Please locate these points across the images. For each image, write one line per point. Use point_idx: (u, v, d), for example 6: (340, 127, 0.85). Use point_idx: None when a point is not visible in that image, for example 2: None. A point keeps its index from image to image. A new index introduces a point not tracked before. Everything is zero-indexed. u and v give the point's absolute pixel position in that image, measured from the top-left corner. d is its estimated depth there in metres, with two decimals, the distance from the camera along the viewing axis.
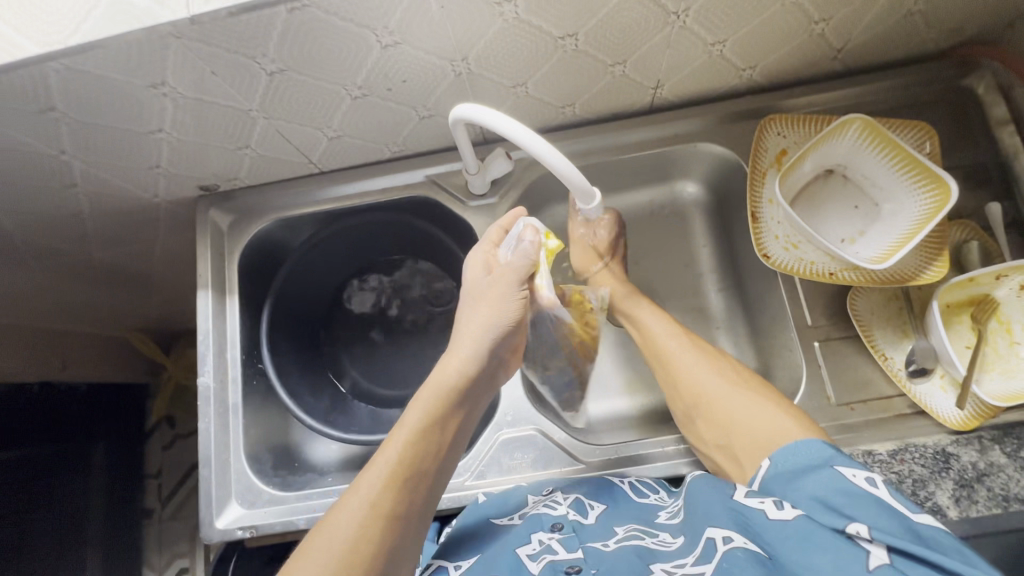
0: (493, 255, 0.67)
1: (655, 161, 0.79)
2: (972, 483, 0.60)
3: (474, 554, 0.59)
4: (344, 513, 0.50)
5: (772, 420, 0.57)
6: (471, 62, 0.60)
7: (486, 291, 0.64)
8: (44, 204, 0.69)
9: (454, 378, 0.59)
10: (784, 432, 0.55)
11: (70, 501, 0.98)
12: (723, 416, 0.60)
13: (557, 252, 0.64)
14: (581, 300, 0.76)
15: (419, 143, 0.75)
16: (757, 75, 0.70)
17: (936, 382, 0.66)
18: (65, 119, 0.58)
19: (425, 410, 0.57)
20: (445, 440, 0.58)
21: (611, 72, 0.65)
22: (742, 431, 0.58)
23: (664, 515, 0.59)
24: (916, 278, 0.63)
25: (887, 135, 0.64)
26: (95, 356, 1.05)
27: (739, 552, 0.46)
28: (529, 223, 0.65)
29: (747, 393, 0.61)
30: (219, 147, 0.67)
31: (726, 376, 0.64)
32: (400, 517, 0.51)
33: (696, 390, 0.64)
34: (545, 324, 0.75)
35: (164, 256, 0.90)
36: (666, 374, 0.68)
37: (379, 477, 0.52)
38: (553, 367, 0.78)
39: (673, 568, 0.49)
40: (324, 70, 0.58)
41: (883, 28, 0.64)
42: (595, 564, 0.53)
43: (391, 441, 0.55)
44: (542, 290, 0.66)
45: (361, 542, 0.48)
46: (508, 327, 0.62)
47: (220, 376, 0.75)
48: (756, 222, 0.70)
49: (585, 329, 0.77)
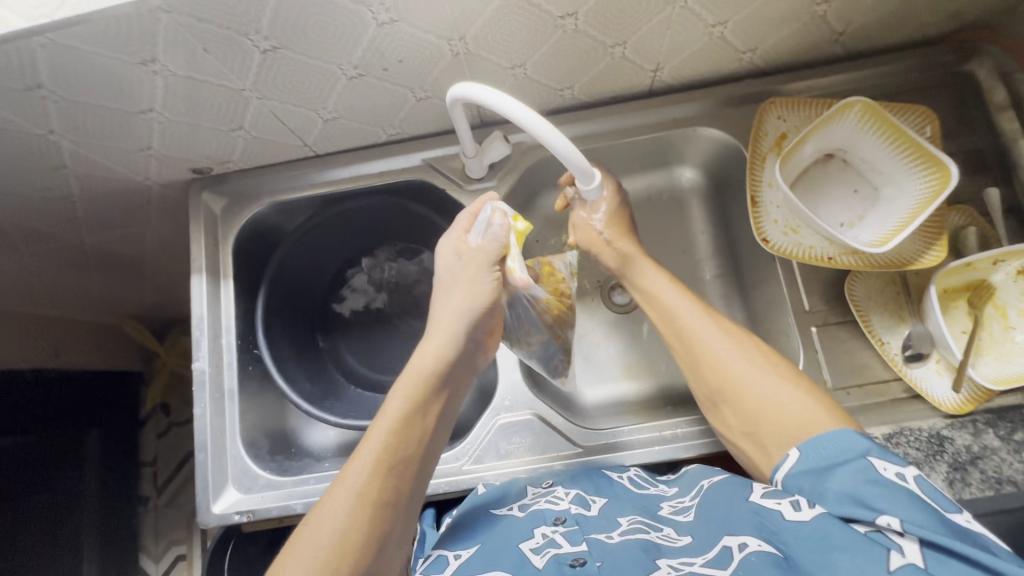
0: (463, 242, 0.64)
1: (654, 145, 0.79)
2: (965, 466, 0.61)
3: (475, 543, 0.58)
4: (334, 504, 0.51)
5: (805, 408, 0.54)
6: (469, 42, 0.59)
7: (460, 276, 0.61)
8: (32, 186, 0.68)
9: (432, 364, 0.59)
10: (815, 422, 0.52)
11: (64, 488, 0.97)
12: (750, 402, 0.57)
13: (527, 234, 0.62)
14: (551, 271, 0.74)
15: (416, 126, 0.74)
16: (757, 59, 0.70)
17: (932, 367, 0.66)
18: (53, 97, 0.57)
19: (406, 396, 0.57)
20: (428, 425, 0.57)
21: (611, 53, 0.64)
22: (771, 420, 0.55)
23: (668, 510, 0.59)
24: (914, 263, 0.63)
25: (888, 117, 0.63)
26: (88, 343, 1.04)
27: (754, 557, 0.45)
28: (497, 206, 0.63)
29: (778, 378, 0.57)
30: (211, 127, 0.66)
31: (752, 357, 0.59)
32: (388, 504, 0.52)
33: (722, 374, 0.59)
34: (521, 305, 0.68)
35: (156, 241, 0.89)
36: (687, 355, 0.63)
37: (366, 465, 0.52)
38: (535, 343, 0.72)
39: (681, 565, 0.47)
40: (318, 48, 0.57)
41: (885, 11, 0.64)
42: (599, 556, 0.51)
43: (373, 431, 0.55)
44: (513, 272, 0.62)
45: (349, 533, 0.49)
46: (484, 311, 0.60)
47: (216, 362, 0.74)
48: (755, 206, 0.70)
49: (560, 298, 0.73)
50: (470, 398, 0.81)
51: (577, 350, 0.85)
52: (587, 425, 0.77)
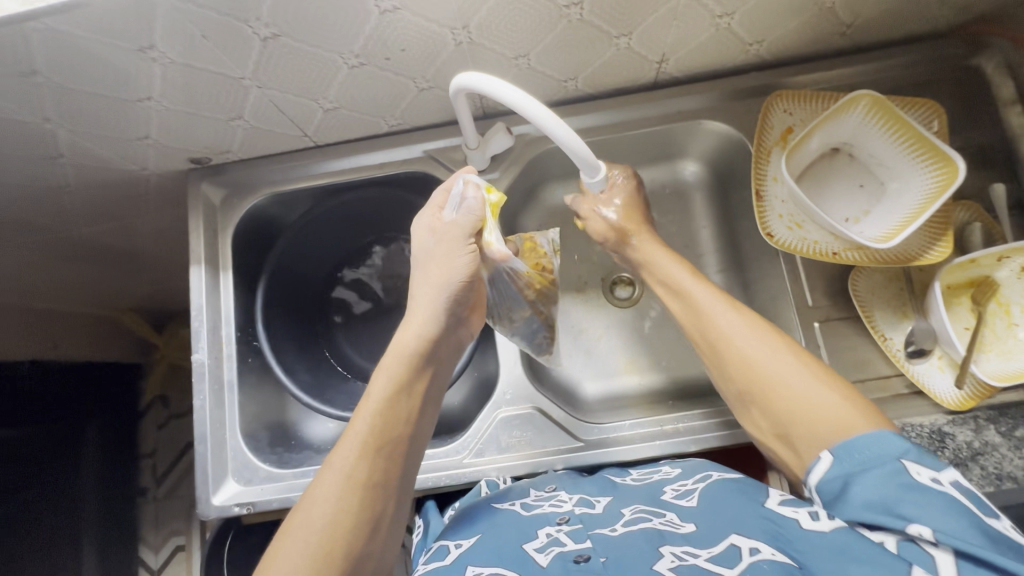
0: (438, 218, 0.63)
1: (658, 138, 0.78)
2: (966, 462, 0.61)
3: (474, 533, 0.58)
4: (323, 487, 0.51)
5: (840, 410, 0.51)
6: (472, 31, 0.58)
7: (434, 253, 0.62)
8: (29, 175, 0.67)
9: (415, 343, 0.59)
10: (849, 425, 0.50)
11: (63, 478, 0.97)
12: (781, 403, 0.54)
13: (501, 205, 0.62)
14: (533, 246, 0.74)
15: (418, 117, 0.73)
16: (764, 51, 0.69)
17: (934, 363, 0.66)
18: (49, 84, 0.56)
19: (389, 376, 0.58)
20: (413, 406, 0.58)
21: (616, 44, 0.63)
22: (802, 422, 0.53)
23: (671, 494, 0.58)
24: (920, 258, 0.63)
25: (895, 111, 0.63)
26: (86, 334, 1.03)
27: (765, 565, 0.43)
28: (469, 178, 0.63)
29: (809, 378, 0.54)
30: (211, 117, 0.65)
31: (784, 354, 0.57)
32: (377, 485, 0.53)
33: (750, 371, 0.57)
34: (502, 280, 0.69)
35: (155, 232, 0.88)
36: (715, 352, 0.61)
37: (354, 447, 0.53)
38: (519, 319, 0.73)
39: (686, 555, 0.47)
40: (319, 36, 0.56)
41: (895, 3, 0.63)
42: (604, 551, 0.50)
43: (360, 413, 0.56)
44: (491, 246, 0.62)
45: (341, 516, 0.49)
46: (460, 285, 0.60)
47: (215, 353, 0.74)
48: (760, 200, 0.69)
49: (541, 274, 0.74)
50: (471, 392, 0.81)
51: (578, 343, 0.84)
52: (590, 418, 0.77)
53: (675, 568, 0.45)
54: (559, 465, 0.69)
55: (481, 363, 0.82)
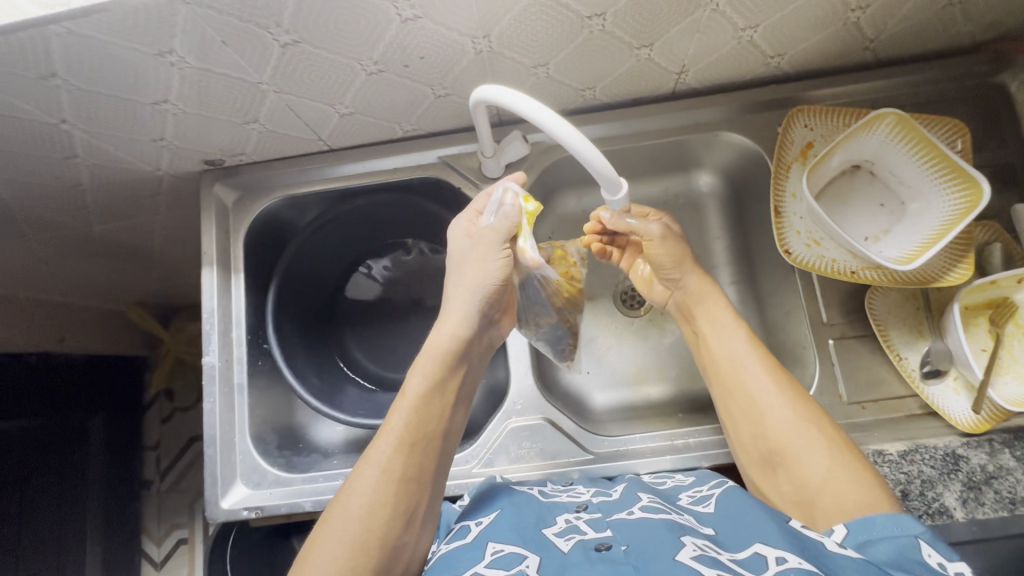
0: (475, 224, 0.64)
1: (673, 150, 0.78)
2: (980, 486, 0.61)
3: (495, 510, 0.58)
4: (362, 479, 0.53)
5: (866, 489, 0.52)
6: (493, 40, 0.57)
7: (470, 255, 0.62)
8: (43, 174, 0.67)
9: (447, 342, 0.60)
10: (872, 503, 0.51)
11: (70, 472, 0.97)
12: (808, 469, 0.56)
13: (536, 215, 0.61)
14: (563, 255, 0.73)
15: (433, 123, 0.73)
16: (785, 64, 0.68)
17: (949, 384, 0.65)
18: (66, 86, 0.55)
19: (424, 375, 0.59)
20: (448, 402, 0.59)
21: (636, 55, 0.63)
22: (829, 493, 0.54)
23: (686, 500, 0.59)
24: (939, 280, 0.63)
25: (948, 155, 0.60)
26: (93, 329, 1.03)
27: (792, 573, 0.42)
28: (509, 186, 0.63)
29: (838, 454, 0.55)
30: (226, 120, 0.65)
31: (816, 424, 0.58)
32: (412, 479, 0.54)
33: (783, 433, 0.59)
34: (531, 285, 0.69)
35: (166, 231, 0.88)
36: (747, 409, 0.62)
37: (393, 441, 0.55)
38: (544, 325, 0.72)
39: (707, 548, 0.47)
40: (339, 43, 0.55)
41: (921, 19, 0.62)
42: (625, 539, 0.50)
43: (397, 408, 0.57)
44: (525, 252, 0.62)
45: (378, 508, 0.51)
46: (493, 289, 0.62)
47: (226, 356, 0.74)
48: (779, 216, 0.69)
49: (570, 282, 0.72)
50: (480, 399, 0.81)
51: (589, 352, 0.84)
52: (601, 429, 0.77)
53: (698, 556, 0.45)
54: (573, 474, 0.69)
55: (491, 370, 0.82)
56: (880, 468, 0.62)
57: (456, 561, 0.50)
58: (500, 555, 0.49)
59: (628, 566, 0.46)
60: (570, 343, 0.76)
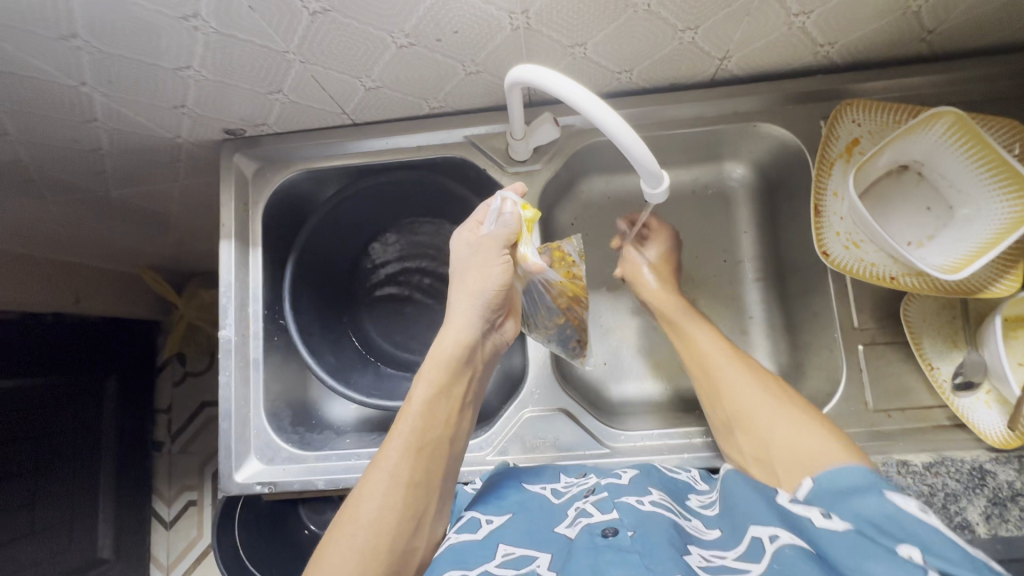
0: (476, 233, 0.63)
1: (706, 139, 0.75)
2: (1004, 502, 0.59)
3: (506, 510, 0.56)
4: (370, 486, 0.52)
5: (823, 442, 0.53)
6: (531, 17, 0.54)
7: (471, 263, 0.60)
8: (60, 136, 0.65)
9: (472, 331, 0.60)
10: (828, 453, 0.51)
11: (82, 432, 0.98)
12: (767, 429, 0.56)
13: (535, 223, 0.62)
14: (562, 255, 0.69)
15: (461, 101, 0.70)
16: (834, 54, 0.64)
17: (981, 397, 0.63)
18: (87, 48, 0.53)
19: (431, 381, 0.58)
20: (454, 408, 0.59)
21: (679, 38, 0.59)
22: (786, 448, 0.54)
23: (696, 502, 0.58)
24: (983, 291, 0.61)
25: (991, 142, 0.58)
26: (110, 293, 1.03)
27: (788, 550, 0.42)
28: (508, 196, 0.62)
29: (797, 418, 0.56)
30: (249, 89, 0.63)
31: (778, 397, 0.59)
32: (420, 484, 0.54)
33: (742, 401, 0.60)
34: (535, 290, 0.68)
35: (183, 198, 0.87)
36: (709, 382, 0.64)
37: (400, 447, 0.54)
38: (552, 326, 0.70)
39: (712, 556, 0.46)
40: (371, 13, 0.53)
41: (987, 12, 0.58)
42: (632, 525, 0.49)
43: (404, 412, 0.57)
44: (526, 258, 0.62)
45: (386, 511, 0.51)
46: (502, 290, 0.60)
47: (242, 330, 0.73)
48: (818, 216, 0.66)
49: (573, 283, 0.69)
50: (495, 384, 0.81)
51: (606, 343, 0.83)
52: (617, 422, 0.76)
53: (705, 565, 0.44)
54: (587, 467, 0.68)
55: (507, 355, 0.82)
56: (903, 479, 0.61)
57: (465, 557, 0.49)
58: (511, 558, 0.49)
59: (634, 555, 0.45)
60: (580, 341, 0.73)
